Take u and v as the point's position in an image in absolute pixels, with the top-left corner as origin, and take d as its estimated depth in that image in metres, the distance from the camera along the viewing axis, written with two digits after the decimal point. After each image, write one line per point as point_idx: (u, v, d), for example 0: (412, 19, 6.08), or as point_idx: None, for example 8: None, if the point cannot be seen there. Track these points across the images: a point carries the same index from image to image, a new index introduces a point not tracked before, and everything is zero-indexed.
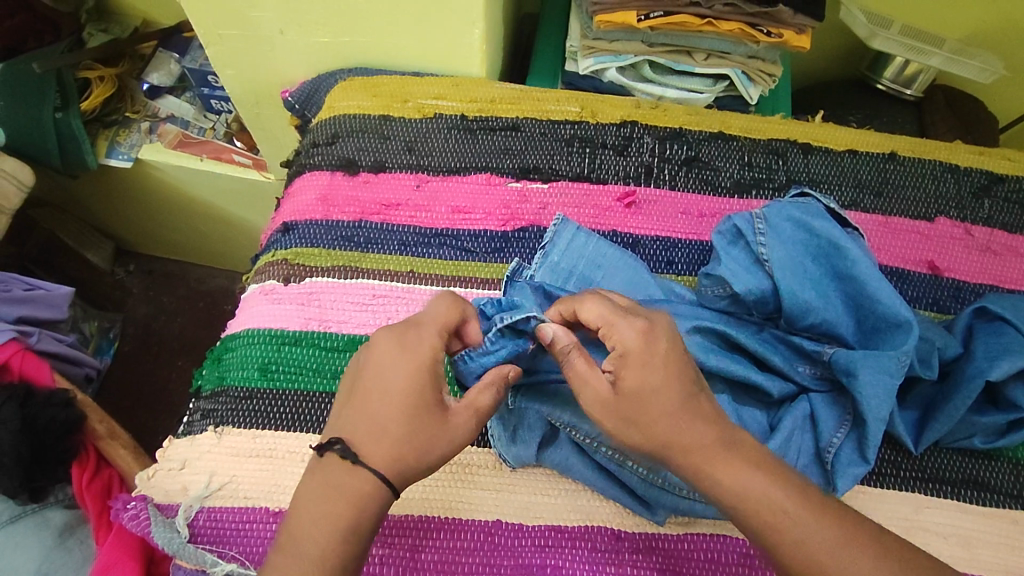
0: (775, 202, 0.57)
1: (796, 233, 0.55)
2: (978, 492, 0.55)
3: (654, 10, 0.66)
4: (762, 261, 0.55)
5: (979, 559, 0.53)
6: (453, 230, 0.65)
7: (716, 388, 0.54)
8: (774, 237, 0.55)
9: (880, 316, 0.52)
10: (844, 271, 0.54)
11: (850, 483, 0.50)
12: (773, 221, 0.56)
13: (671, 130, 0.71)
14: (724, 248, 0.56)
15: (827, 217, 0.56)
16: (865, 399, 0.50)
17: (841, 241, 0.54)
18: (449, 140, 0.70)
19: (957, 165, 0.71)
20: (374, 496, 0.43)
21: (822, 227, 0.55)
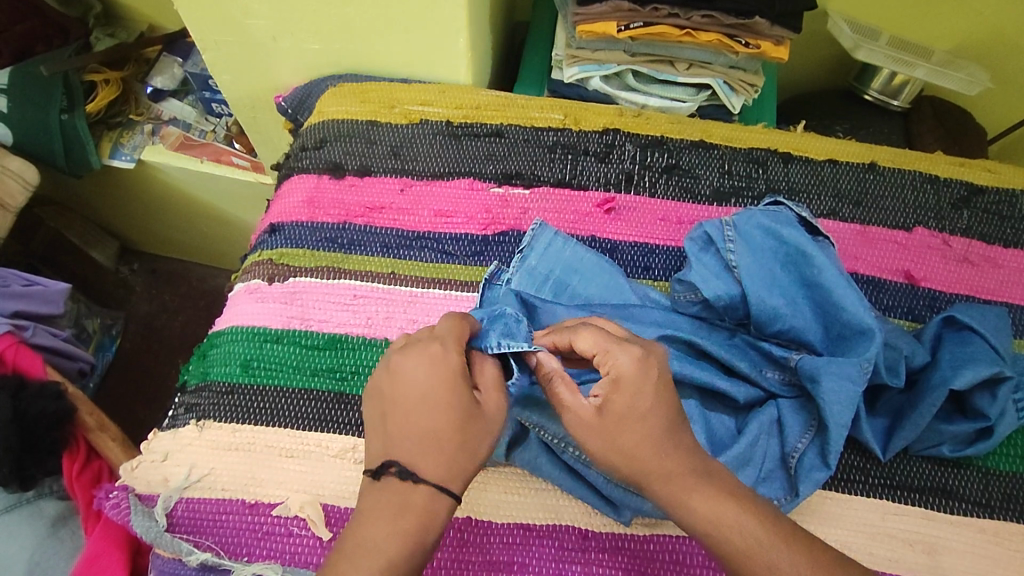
0: (746, 210, 0.58)
1: (764, 240, 0.57)
2: (945, 500, 0.55)
3: (634, 21, 0.68)
4: (731, 268, 0.56)
5: (943, 566, 0.53)
6: (434, 233, 0.66)
7: (683, 392, 0.55)
8: (743, 244, 0.56)
9: (844, 323, 0.53)
10: (811, 279, 0.55)
11: (812, 488, 0.51)
12: (743, 228, 0.57)
13: (653, 138, 0.72)
14: (696, 254, 0.57)
15: (797, 225, 0.57)
16: (827, 405, 0.51)
17: (808, 249, 0.55)
18: (434, 145, 0.71)
19: (937, 176, 0.72)
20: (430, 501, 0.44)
21: (791, 236, 0.56)
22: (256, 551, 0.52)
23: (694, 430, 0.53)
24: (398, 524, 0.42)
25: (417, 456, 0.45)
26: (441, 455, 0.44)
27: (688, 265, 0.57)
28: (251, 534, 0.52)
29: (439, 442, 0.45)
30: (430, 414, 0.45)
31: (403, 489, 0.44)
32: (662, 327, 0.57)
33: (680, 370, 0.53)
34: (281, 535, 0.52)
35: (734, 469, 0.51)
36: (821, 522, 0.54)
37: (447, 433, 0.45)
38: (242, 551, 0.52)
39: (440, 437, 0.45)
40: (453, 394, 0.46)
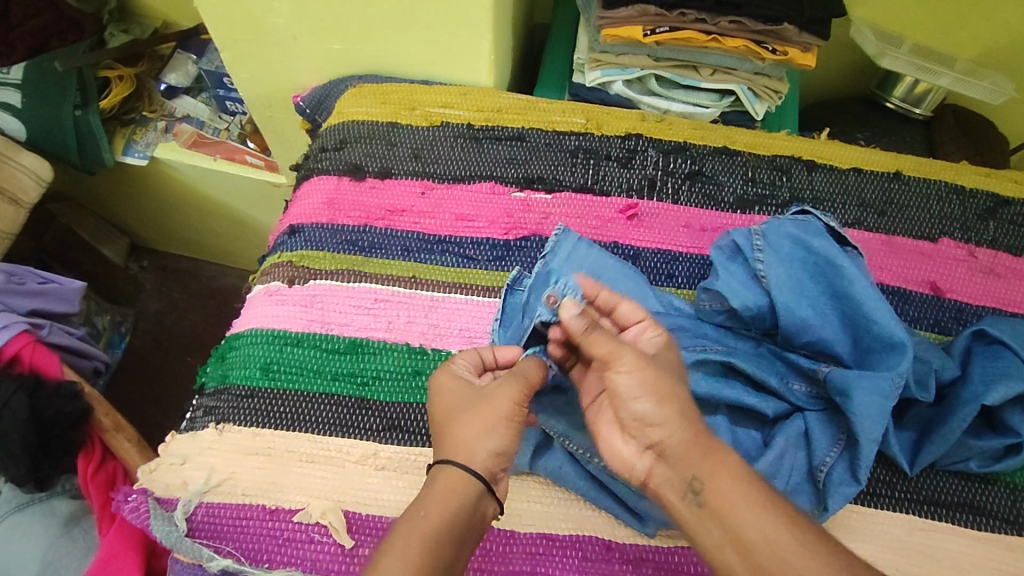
0: (774, 219, 0.57)
1: (794, 250, 0.56)
2: (974, 516, 0.54)
3: (660, 25, 0.66)
4: (759, 277, 0.55)
5: None
6: (456, 238, 0.66)
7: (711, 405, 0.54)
8: (773, 255, 0.55)
9: (875, 336, 0.52)
10: (841, 289, 0.54)
11: (841, 503, 0.50)
12: (772, 237, 0.56)
13: (676, 144, 0.72)
14: (723, 263, 0.57)
15: (826, 234, 0.56)
16: (857, 419, 0.50)
17: (838, 259, 0.54)
18: (455, 148, 0.71)
19: (962, 186, 0.71)
20: (465, 488, 0.44)
21: (821, 245, 0.55)
22: (277, 557, 0.51)
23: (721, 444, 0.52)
24: (422, 505, 0.43)
25: (444, 450, 0.46)
26: (457, 445, 0.46)
27: (715, 274, 0.57)
28: (272, 540, 0.51)
29: (456, 433, 0.47)
30: (443, 409, 0.48)
31: (429, 482, 0.45)
32: (689, 337, 0.57)
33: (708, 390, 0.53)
34: (301, 541, 0.51)
35: None
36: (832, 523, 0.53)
37: (462, 425, 0.47)
38: (262, 558, 0.51)
39: (454, 428, 0.47)
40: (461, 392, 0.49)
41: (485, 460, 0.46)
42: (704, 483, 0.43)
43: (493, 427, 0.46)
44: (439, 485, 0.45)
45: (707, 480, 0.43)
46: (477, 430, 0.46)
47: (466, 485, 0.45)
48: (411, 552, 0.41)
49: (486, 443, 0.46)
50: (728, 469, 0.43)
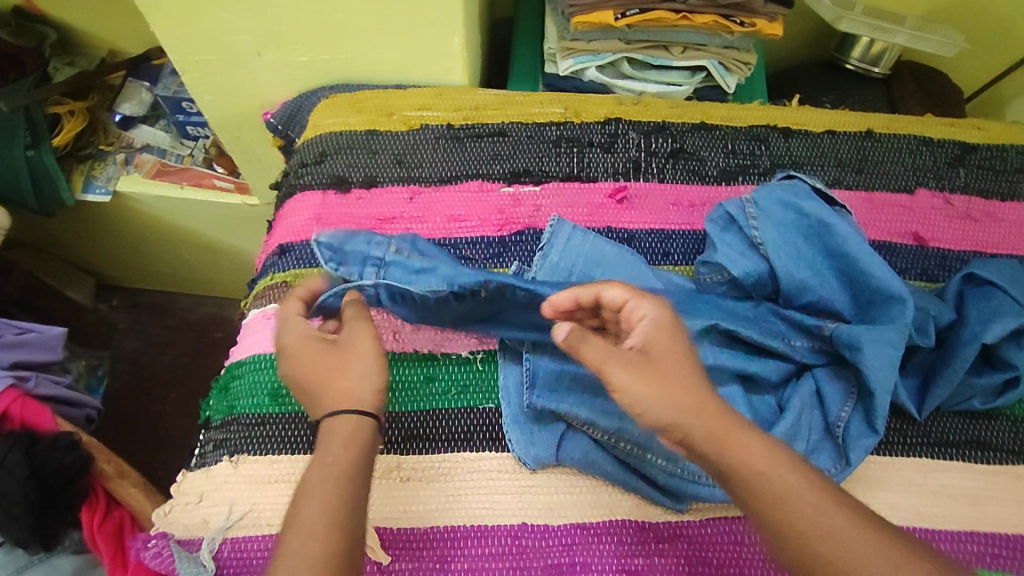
0: (764, 186, 0.58)
1: (786, 214, 0.57)
2: (982, 452, 0.57)
3: (631, 9, 0.67)
4: (756, 244, 0.56)
5: (988, 516, 0.54)
6: (450, 239, 0.66)
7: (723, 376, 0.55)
8: (767, 224, 0.56)
9: (875, 290, 0.54)
10: (836, 248, 0.55)
11: (862, 455, 0.51)
12: (763, 204, 0.57)
13: (655, 123, 0.73)
14: (718, 235, 0.58)
15: (815, 197, 0.58)
16: (868, 371, 0.51)
17: (830, 219, 0.56)
18: (437, 150, 0.71)
19: (931, 137, 0.73)
20: (362, 434, 0.45)
21: (811, 207, 0.56)
22: None
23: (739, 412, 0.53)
24: (324, 458, 0.43)
25: (332, 400, 0.46)
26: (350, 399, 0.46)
27: (713, 247, 0.58)
28: None
29: (341, 386, 0.46)
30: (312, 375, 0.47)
31: (325, 435, 0.44)
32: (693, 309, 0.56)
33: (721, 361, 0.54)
34: None
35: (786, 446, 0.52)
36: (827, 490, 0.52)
37: (337, 378, 0.47)
38: None
39: (333, 379, 0.47)
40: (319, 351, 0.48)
41: (372, 400, 0.46)
42: (730, 472, 0.43)
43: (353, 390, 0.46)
44: (339, 431, 0.44)
45: (734, 466, 0.43)
46: (355, 374, 0.47)
47: (362, 430, 0.45)
48: (317, 497, 0.41)
49: (366, 386, 0.46)
50: (757, 457, 0.43)
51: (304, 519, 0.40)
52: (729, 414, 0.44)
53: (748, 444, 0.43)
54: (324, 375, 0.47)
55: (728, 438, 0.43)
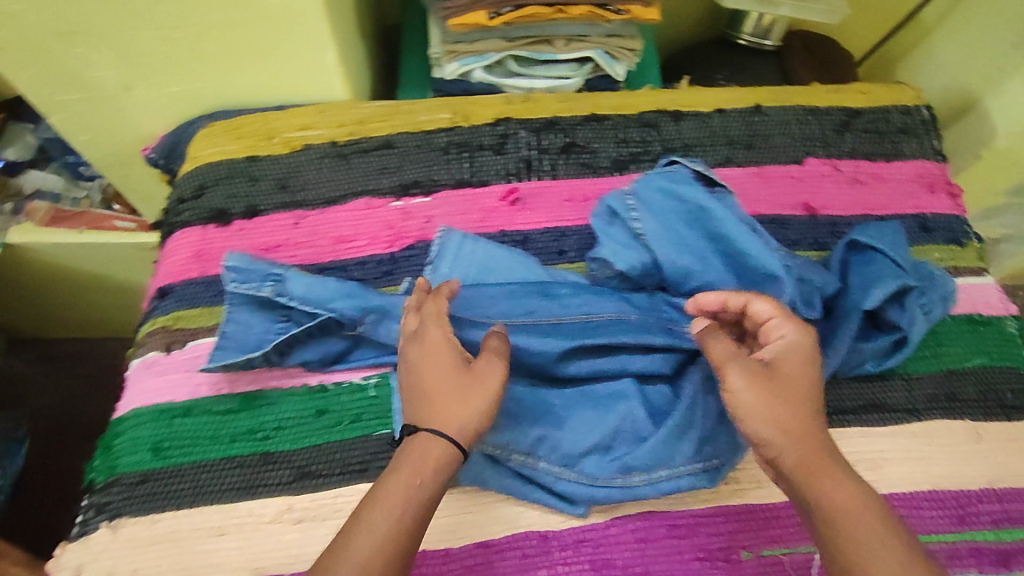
0: (643, 176, 0.58)
1: (665, 202, 0.56)
2: (878, 414, 0.59)
3: (503, 7, 0.64)
4: (637, 236, 0.56)
5: (885, 477, 0.57)
6: (338, 262, 0.64)
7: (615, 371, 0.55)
8: (647, 215, 0.56)
9: (753, 269, 0.54)
10: (715, 231, 0.55)
11: (753, 437, 0.52)
12: (642, 195, 0.57)
13: (545, 120, 0.72)
14: (603, 229, 0.57)
15: (694, 182, 0.57)
16: (752, 353, 0.51)
17: (706, 203, 0.55)
18: (322, 170, 0.68)
19: (817, 107, 0.74)
20: (445, 458, 0.45)
21: (688, 192, 0.56)
22: None
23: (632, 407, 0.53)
24: (408, 477, 0.44)
25: (428, 418, 0.46)
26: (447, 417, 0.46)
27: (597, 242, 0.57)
28: None
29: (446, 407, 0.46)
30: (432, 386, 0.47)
31: (404, 450, 0.45)
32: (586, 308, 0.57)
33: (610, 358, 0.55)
34: None
35: (679, 437, 0.52)
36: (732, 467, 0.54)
37: (451, 398, 0.46)
38: None
39: (447, 401, 0.46)
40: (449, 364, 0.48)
41: (468, 435, 0.46)
42: (814, 503, 0.43)
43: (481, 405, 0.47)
44: (428, 452, 0.45)
45: (819, 502, 0.42)
46: (441, 400, 0.46)
47: (449, 459, 0.45)
48: (391, 506, 0.42)
49: (474, 421, 0.46)
50: (849, 494, 0.42)
51: (362, 531, 0.41)
52: (830, 455, 0.44)
53: (840, 481, 0.43)
54: (427, 393, 0.47)
55: (823, 473, 0.43)
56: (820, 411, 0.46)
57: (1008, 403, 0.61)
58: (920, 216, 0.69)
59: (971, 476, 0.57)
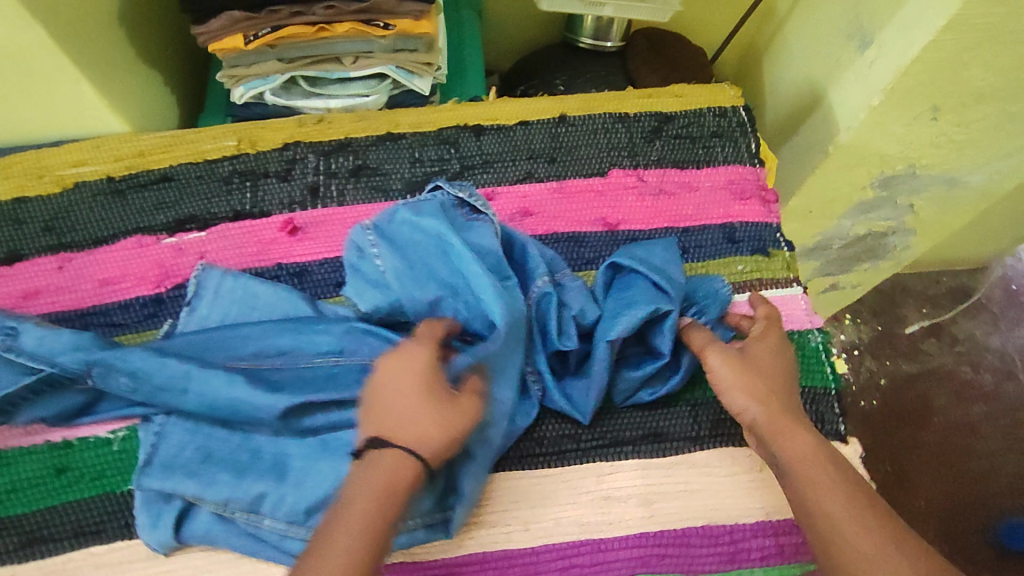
0: (386, 211, 0.58)
1: (410, 236, 0.56)
2: (657, 444, 0.58)
3: (262, 28, 0.60)
4: (381, 273, 0.56)
5: (657, 513, 0.56)
6: (101, 306, 0.61)
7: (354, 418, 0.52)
8: (389, 255, 0.56)
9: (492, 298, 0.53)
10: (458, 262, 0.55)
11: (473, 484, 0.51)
12: (387, 230, 0.57)
13: (337, 142, 0.68)
14: (354, 265, 0.57)
15: (439, 212, 0.56)
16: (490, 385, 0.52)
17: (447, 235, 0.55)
18: (94, 208, 0.65)
19: (626, 113, 0.70)
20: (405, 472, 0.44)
21: (430, 224, 0.56)
22: None
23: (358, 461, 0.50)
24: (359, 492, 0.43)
25: (394, 430, 0.45)
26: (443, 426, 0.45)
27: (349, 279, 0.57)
28: None
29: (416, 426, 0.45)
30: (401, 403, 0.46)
31: (369, 464, 0.45)
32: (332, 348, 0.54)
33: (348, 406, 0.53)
34: None
35: None
36: (482, 513, 0.54)
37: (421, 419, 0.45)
38: None
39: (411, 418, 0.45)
40: (420, 378, 0.47)
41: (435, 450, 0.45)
42: (785, 461, 0.49)
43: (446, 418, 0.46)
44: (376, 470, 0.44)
45: (783, 459, 0.49)
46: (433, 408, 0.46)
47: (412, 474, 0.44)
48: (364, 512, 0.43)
49: (440, 439, 0.45)
50: (803, 448, 0.49)
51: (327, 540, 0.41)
52: (790, 417, 0.51)
53: (801, 438, 0.50)
54: (387, 404, 0.46)
55: (784, 430, 0.50)
56: (790, 388, 0.54)
57: None
58: (727, 226, 0.66)
59: (749, 509, 0.56)
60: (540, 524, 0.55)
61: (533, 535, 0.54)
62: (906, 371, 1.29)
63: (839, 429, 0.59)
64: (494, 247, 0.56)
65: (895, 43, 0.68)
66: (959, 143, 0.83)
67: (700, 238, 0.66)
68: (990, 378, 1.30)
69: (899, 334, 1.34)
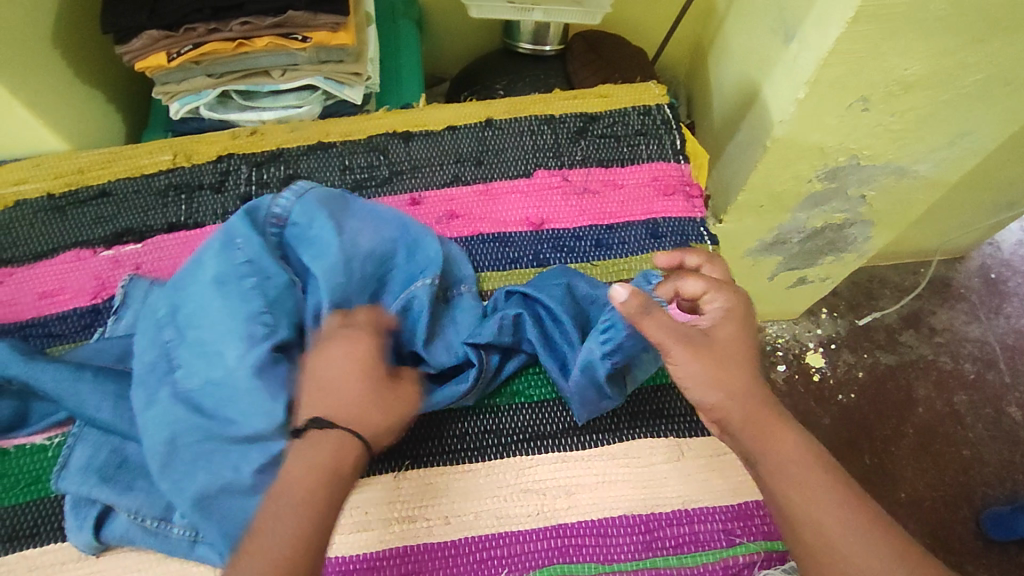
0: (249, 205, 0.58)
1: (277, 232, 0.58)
2: (578, 437, 0.57)
3: (183, 45, 0.64)
4: (244, 261, 0.54)
5: (579, 505, 0.55)
6: (39, 318, 0.62)
7: (215, 413, 0.51)
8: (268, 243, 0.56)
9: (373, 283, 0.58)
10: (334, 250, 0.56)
11: None
12: (246, 222, 0.56)
13: (269, 153, 0.70)
14: (207, 257, 0.55)
15: (309, 204, 0.58)
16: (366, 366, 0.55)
17: (326, 226, 0.57)
18: (35, 225, 0.66)
19: (552, 115, 0.72)
20: None
21: (304, 216, 0.58)
22: None
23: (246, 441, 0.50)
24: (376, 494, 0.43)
25: None
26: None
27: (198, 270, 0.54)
28: None
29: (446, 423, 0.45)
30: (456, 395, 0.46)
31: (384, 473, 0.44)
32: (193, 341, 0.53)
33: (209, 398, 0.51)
34: None
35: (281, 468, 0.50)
36: (402, 510, 0.54)
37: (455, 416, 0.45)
38: None
39: None
40: None
41: None
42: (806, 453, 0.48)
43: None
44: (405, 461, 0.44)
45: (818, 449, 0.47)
46: None
47: None
48: None
49: None
50: None
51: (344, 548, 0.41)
52: None
53: None
54: None
55: None
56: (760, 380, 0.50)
57: None
58: (650, 221, 0.67)
59: (668, 497, 0.55)
60: (460, 517, 0.54)
61: (453, 529, 0.53)
62: (885, 364, 1.26)
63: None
64: (376, 235, 0.59)
65: (815, 36, 0.69)
66: (898, 133, 0.79)
67: (623, 234, 0.67)
68: (971, 368, 1.26)
69: (877, 326, 1.30)
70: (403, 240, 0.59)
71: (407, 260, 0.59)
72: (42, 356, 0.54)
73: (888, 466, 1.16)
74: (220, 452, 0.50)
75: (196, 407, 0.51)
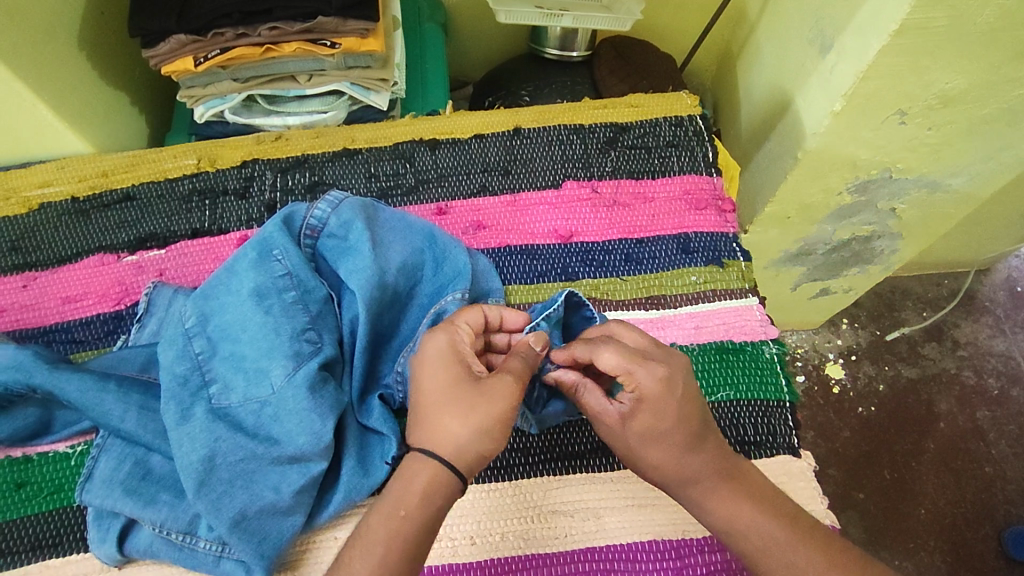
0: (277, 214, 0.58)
1: (305, 241, 0.57)
2: (606, 457, 0.56)
3: (210, 50, 0.63)
4: (274, 273, 0.54)
5: (606, 528, 0.53)
6: (62, 323, 0.62)
7: (249, 427, 0.50)
8: (298, 252, 0.55)
9: (401, 296, 0.57)
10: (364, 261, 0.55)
11: (386, 467, 0.52)
12: (274, 232, 0.56)
13: (294, 159, 0.69)
14: (239, 268, 0.54)
15: (338, 213, 0.57)
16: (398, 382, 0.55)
17: (356, 236, 0.56)
18: (59, 228, 0.66)
19: (581, 124, 0.71)
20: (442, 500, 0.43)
21: (334, 225, 0.57)
22: None
23: (280, 460, 0.49)
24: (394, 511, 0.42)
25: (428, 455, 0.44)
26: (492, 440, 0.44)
27: (232, 282, 0.54)
28: None
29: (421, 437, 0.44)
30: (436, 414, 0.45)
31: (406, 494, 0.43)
32: (225, 355, 0.52)
33: (244, 413, 0.51)
34: None
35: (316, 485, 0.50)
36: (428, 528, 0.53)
37: (436, 426, 0.45)
38: None
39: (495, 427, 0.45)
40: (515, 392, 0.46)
41: None
42: None
43: (481, 419, 0.44)
44: (406, 478, 0.43)
45: None
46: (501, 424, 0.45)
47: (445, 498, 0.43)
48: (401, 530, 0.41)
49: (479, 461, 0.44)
50: None
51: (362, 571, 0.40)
52: None
53: None
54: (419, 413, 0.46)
55: None
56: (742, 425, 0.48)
57: (749, 439, 0.57)
58: (682, 236, 0.66)
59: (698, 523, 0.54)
60: (485, 538, 0.53)
61: (478, 550, 0.52)
62: (907, 377, 1.23)
63: (725, 443, 0.57)
64: (405, 245, 0.58)
65: (852, 48, 0.67)
66: (933, 146, 0.77)
67: (653, 248, 0.65)
68: (995, 384, 1.23)
69: (900, 338, 1.27)
70: (432, 251, 0.59)
71: (436, 273, 0.59)
72: (66, 365, 0.53)
73: (908, 481, 1.14)
74: (255, 472, 0.49)
75: (230, 422, 0.50)
